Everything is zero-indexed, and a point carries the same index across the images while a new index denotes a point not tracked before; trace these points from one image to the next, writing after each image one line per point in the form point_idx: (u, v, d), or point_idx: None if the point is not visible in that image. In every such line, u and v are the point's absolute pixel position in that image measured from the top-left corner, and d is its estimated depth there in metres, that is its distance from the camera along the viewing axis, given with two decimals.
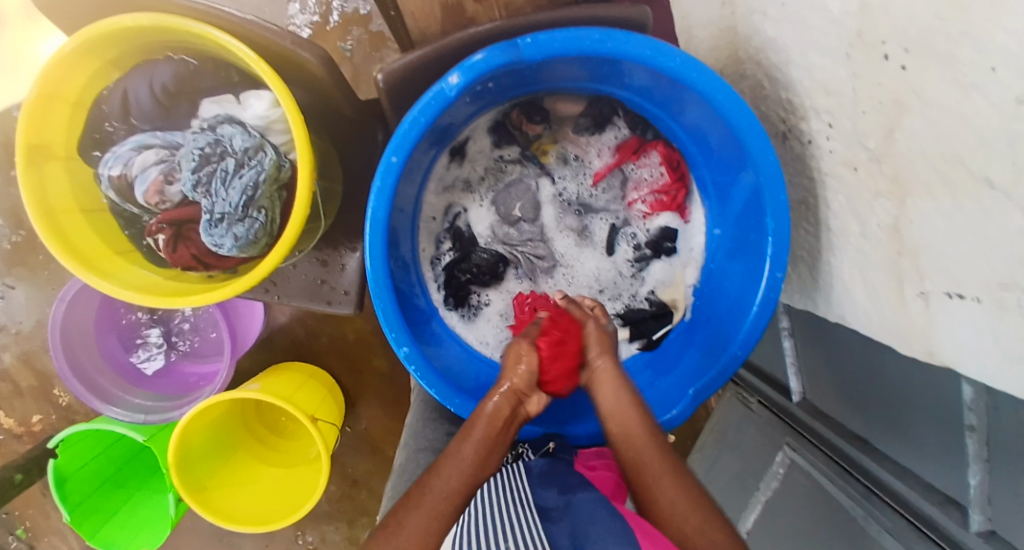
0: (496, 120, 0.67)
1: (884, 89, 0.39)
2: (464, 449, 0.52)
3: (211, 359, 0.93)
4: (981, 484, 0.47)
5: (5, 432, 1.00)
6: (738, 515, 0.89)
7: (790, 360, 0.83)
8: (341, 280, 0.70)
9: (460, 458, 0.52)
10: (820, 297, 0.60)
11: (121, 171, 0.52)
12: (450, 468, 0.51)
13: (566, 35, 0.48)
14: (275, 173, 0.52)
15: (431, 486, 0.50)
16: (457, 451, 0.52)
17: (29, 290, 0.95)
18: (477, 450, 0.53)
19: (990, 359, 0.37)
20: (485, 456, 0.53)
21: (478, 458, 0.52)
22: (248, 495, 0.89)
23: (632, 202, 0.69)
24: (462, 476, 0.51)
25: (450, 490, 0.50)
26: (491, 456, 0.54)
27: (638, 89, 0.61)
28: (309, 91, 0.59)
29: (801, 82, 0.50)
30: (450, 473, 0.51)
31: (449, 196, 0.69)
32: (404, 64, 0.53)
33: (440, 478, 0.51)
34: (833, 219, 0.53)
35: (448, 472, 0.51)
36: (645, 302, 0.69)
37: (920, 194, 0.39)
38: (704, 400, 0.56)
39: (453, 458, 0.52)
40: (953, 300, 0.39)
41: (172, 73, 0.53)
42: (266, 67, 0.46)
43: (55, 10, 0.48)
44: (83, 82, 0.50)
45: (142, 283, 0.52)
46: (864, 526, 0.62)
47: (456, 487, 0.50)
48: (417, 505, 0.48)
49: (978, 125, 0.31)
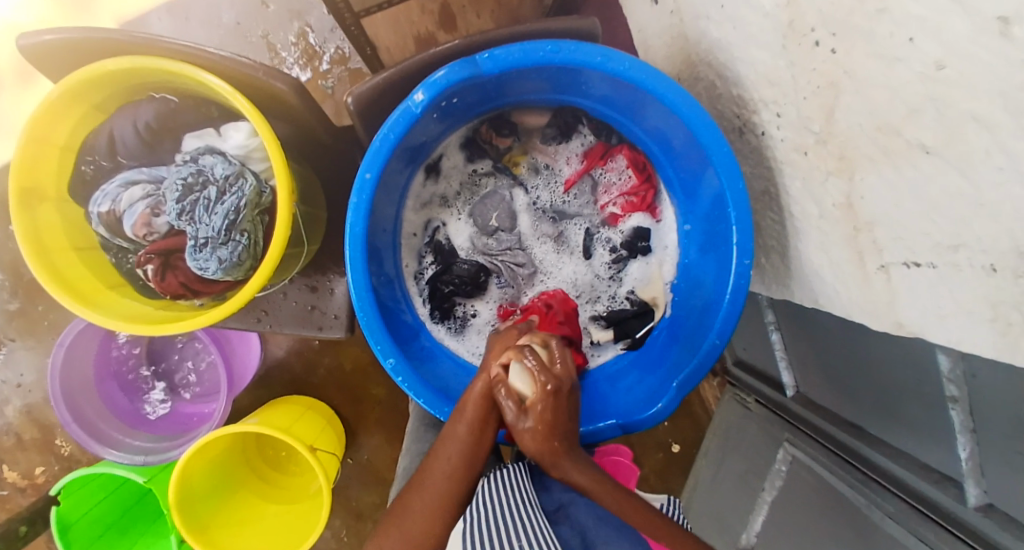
0: (466, 137, 0.71)
1: (819, 73, 0.42)
2: (458, 430, 0.53)
3: (210, 399, 0.94)
4: (972, 455, 0.46)
5: (8, 487, 0.99)
6: (745, 520, 0.85)
7: (781, 353, 0.81)
8: (331, 305, 0.71)
9: (455, 438, 0.52)
10: (794, 283, 0.62)
11: (110, 208, 0.55)
12: (447, 450, 0.52)
13: (520, 49, 0.52)
14: (255, 199, 0.54)
15: (431, 470, 0.51)
16: (453, 431, 0.53)
17: (30, 340, 0.96)
18: (470, 429, 0.53)
19: (952, 322, 0.37)
20: (479, 434, 0.53)
21: (472, 438, 0.53)
22: (253, 533, 0.87)
23: (604, 205, 0.74)
24: (459, 457, 0.52)
25: (448, 470, 0.51)
26: (484, 433, 0.54)
27: (598, 98, 0.64)
28: (290, 123, 0.62)
29: (750, 76, 0.53)
30: (447, 454, 0.52)
31: (427, 212, 0.73)
32: (372, 86, 0.56)
33: (437, 461, 0.52)
34: (794, 205, 0.55)
35: (445, 453, 0.52)
36: (626, 302, 0.73)
37: (866, 169, 0.41)
38: (687, 393, 0.58)
39: (449, 439, 0.53)
40: (912, 269, 0.40)
41: (153, 112, 0.56)
42: (241, 98, 0.48)
43: (44, 63, 0.52)
44: (71, 127, 0.53)
45: (132, 312, 0.54)
46: (868, 515, 0.60)
47: (454, 467, 0.51)
48: (420, 489, 0.50)
49: (906, 94, 0.34)
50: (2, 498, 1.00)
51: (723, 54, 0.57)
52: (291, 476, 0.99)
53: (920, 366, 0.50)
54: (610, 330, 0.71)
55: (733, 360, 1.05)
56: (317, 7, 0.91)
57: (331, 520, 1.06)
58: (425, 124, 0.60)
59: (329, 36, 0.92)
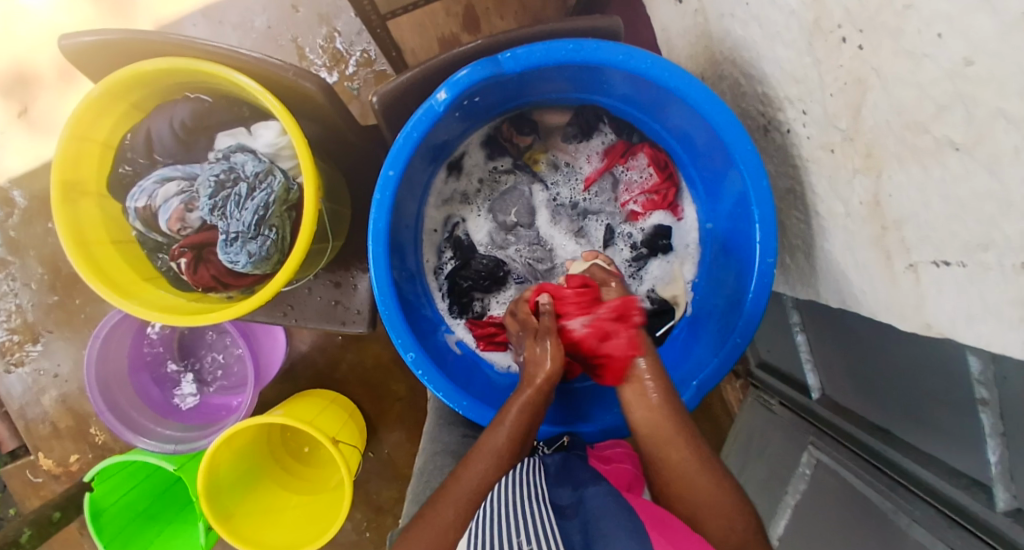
0: (488, 135, 0.72)
1: (845, 70, 0.42)
2: (493, 440, 0.55)
3: (237, 391, 0.97)
4: (1002, 459, 0.45)
5: (44, 473, 1.04)
6: (767, 524, 0.84)
7: (806, 356, 0.80)
8: (354, 300, 0.73)
9: (492, 451, 0.54)
10: (820, 283, 0.61)
11: (146, 203, 0.57)
12: (482, 460, 0.54)
13: (542, 48, 0.52)
14: (283, 195, 0.56)
15: (465, 479, 0.52)
16: (490, 443, 0.55)
17: (67, 333, 1.00)
18: (507, 438, 0.55)
19: (981, 322, 0.36)
20: (515, 447, 0.55)
21: (509, 447, 0.55)
22: (278, 524, 0.89)
23: (625, 202, 0.74)
24: (493, 468, 0.53)
25: (482, 480, 0.52)
26: (523, 444, 0.56)
27: (620, 96, 0.64)
28: (318, 123, 0.64)
29: (775, 73, 0.53)
30: (480, 462, 0.53)
31: (448, 208, 0.74)
32: (397, 85, 0.57)
33: (471, 471, 0.53)
34: (820, 204, 0.55)
35: (478, 464, 0.53)
36: (646, 301, 0.72)
37: (893, 166, 0.41)
38: (706, 392, 0.58)
39: (483, 450, 0.54)
40: (940, 268, 0.39)
41: (189, 111, 0.58)
42: (271, 98, 0.50)
43: (87, 64, 0.54)
44: (110, 125, 0.55)
45: (166, 304, 0.56)
46: (894, 521, 0.58)
47: (486, 477, 0.53)
48: (453, 499, 0.51)
49: (933, 91, 0.33)
50: (38, 484, 1.04)
51: (747, 52, 0.56)
52: (314, 469, 1.01)
53: (951, 368, 0.49)
54: None
55: (757, 362, 1.03)
56: (345, 11, 0.93)
57: (350, 513, 1.08)
58: (448, 123, 0.61)
59: (356, 39, 0.94)
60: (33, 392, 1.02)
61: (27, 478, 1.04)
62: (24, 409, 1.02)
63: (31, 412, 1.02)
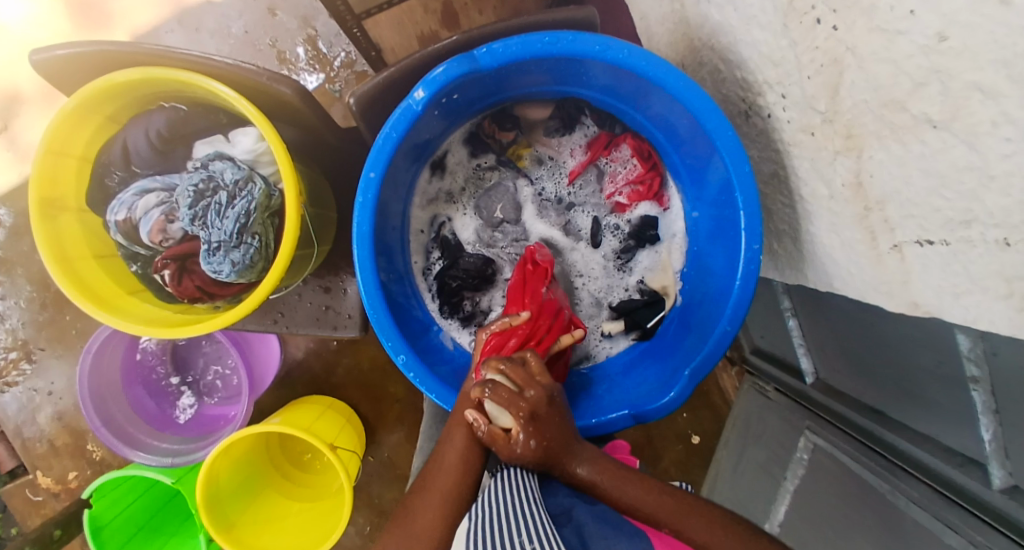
0: (470, 132, 0.72)
1: (821, 51, 0.42)
2: (459, 429, 0.53)
3: (233, 401, 0.96)
4: (995, 436, 0.45)
5: (43, 491, 1.03)
6: (768, 508, 0.84)
7: (799, 339, 0.80)
8: (344, 304, 0.73)
9: (457, 437, 0.52)
10: (808, 268, 0.61)
11: (126, 215, 0.56)
12: (451, 448, 0.52)
13: (518, 41, 0.52)
14: (264, 202, 0.55)
15: (434, 476, 0.51)
16: (454, 431, 0.53)
17: (59, 349, 1.00)
18: (472, 429, 0.52)
19: (969, 298, 0.36)
20: (483, 431, 0.53)
21: (476, 434, 0.52)
22: (280, 532, 0.88)
23: (610, 194, 0.74)
24: (464, 454, 0.51)
25: (451, 469, 0.51)
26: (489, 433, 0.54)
27: (600, 88, 0.64)
28: (299, 127, 0.63)
29: (753, 57, 0.53)
30: (449, 457, 0.51)
31: (434, 208, 0.74)
32: (373, 86, 0.56)
33: (440, 464, 0.51)
34: (804, 187, 0.55)
35: (449, 453, 0.52)
36: (637, 292, 0.73)
37: (874, 146, 0.41)
38: (699, 380, 0.57)
39: (450, 440, 0.52)
40: (924, 246, 0.39)
41: (165, 120, 0.57)
42: (247, 105, 0.50)
43: (58, 78, 0.53)
44: (86, 139, 0.55)
45: (152, 317, 0.55)
46: (892, 501, 0.58)
47: (456, 466, 0.51)
48: (424, 491, 0.49)
49: (909, 69, 0.33)
50: (38, 502, 1.03)
51: (725, 37, 0.56)
52: (314, 475, 1.01)
53: (941, 346, 0.49)
54: (620, 321, 0.71)
55: (751, 347, 1.03)
56: (323, 13, 0.92)
57: (353, 517, 1.08)
58: (427, 122, 0.60)
59: (336, 41, 0.94)
60: (28, 410, 1.01)
61: (25, 496, 1.03)
62: (20, 428, 1.01)
63: (27, 430, 1.01)
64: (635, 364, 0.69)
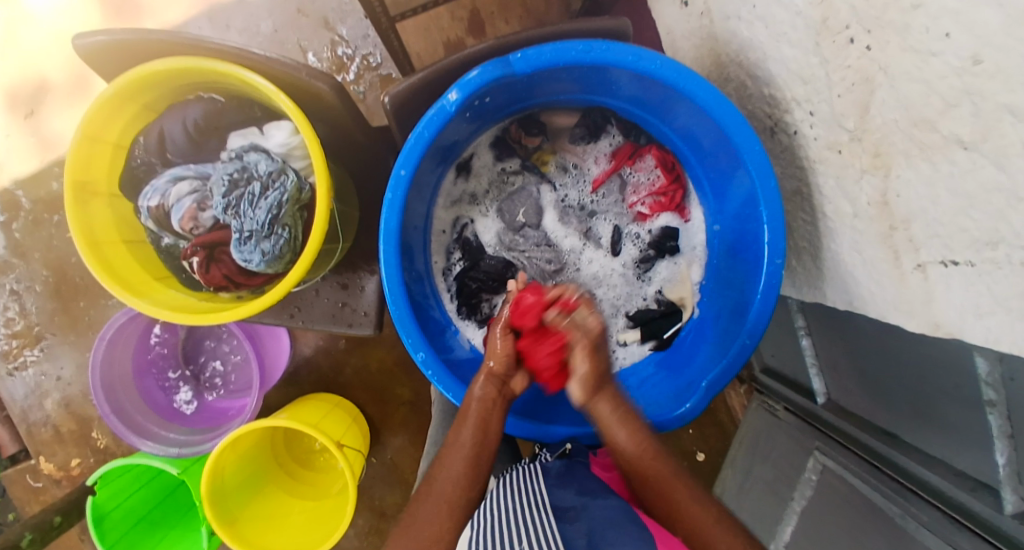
0: (497, 136, 0.73)
1: (853, 70, 0.42)
2: (462, 437, 0.55)
3: (242, 395, 0.96)
4: (1010, 460, 0.45)
5: (45, 478, 1.03)
6: (775, 528, 0.84)
7: (812, 358, 0.80)
8: (361, 302, 0.73)
9: (459, 446, 0.54)
10: (827, 285, 0.61)
11: (158, 202, 0.57)
12: (455, 457, 0.53)
13: (553, 48, 0.53)
14: (296, 195, 0.56)
15: (441, 481, 0.52)
16: (456, 439, 0.55)
17: (70, 335, 1.00)
18: (474, 435, 0.55)
19: (992, 319, 0.36)
20: (483, 439, 0.55)
21: (476, 443, 0.54)
22: (281, 530, 0.88)
23: (633, 204, 0.74)
24: (469, 463, 0.53)
25: (455, 477, 0.52)
26: (489, 439, 0.56)
27: (627, 98, 0.65)
28: (330, 125, 0.65)
29: (781, 75, 0.54)
30: (452, 462, 0.53)
31: (457, 209, 0.74)
32: (408, 86, 0.57)
33: (444, 469, 0.53)
34: (828, 205, 0.55)
35: (451, 461, 0.53)
36: (654, 303, 0.73)
37: (901, 165, 0.41)
38: (716, 393, 0.58)
39: (454, 446, 0.54)
40: (949, 266, 0.39)
41: (201, 111, 0.59)
42: (285, 98, 0.51)
43: (101, 65, 0.55)
44: (123, 125, 0.56)
45: (178, 303, 0.56)
46: (903, 524, 0.58)
47: (460, 474, 0.52)
48: (427, 498, 0.51)
49: (941, 90, 0.34)
50: (39, 489, 1.03)
51: (754, 53, 0.57)
52: (317, 474, 1.00)
53: (959, 368, 0.49)
54: (637, 330, 0.72)
55: (761, 366, 1.03)
56: (351, 16, 0.94)
57: (353, 519, 1.07)
58: (458, 124, 0.61)
59: (362, 44, 0.95)
60: (35, 395, 1.01)
61: (26, 482, 1.03)
62: (25, 412, 1.01)
63: (33, 415, 1.01)
64: (650, 375, 0.69)
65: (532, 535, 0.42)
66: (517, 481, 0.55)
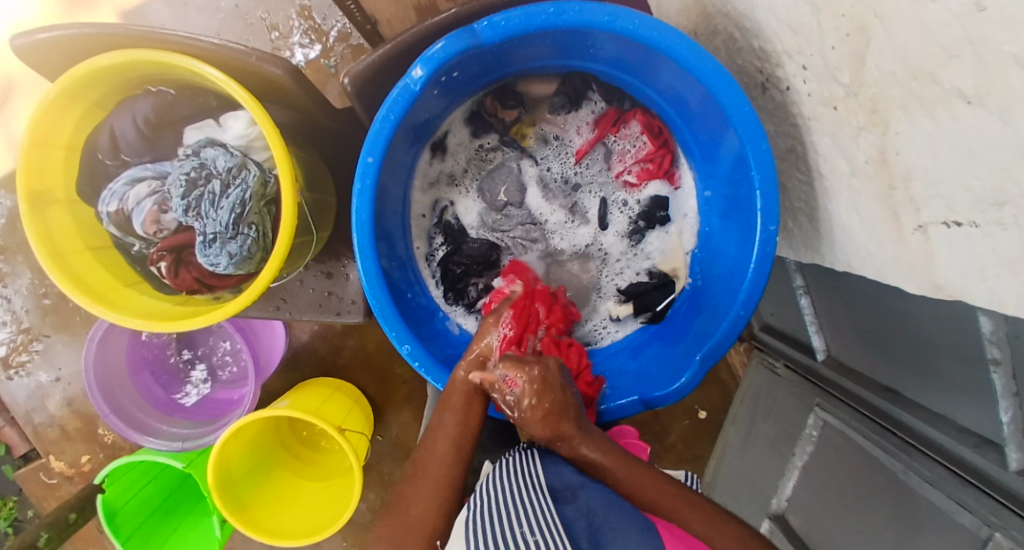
0: (471, 111, 0.69)
1: (847, 18, 0.39)
2: (449, 417, 0.54)
3: (240, 385, 0.97)
4: (1015, 418, 0.44)
5: (58, 475, 1.04)
6: (776, 484, 0.84)
7: (811, 317, 0.78)
8: (347, 290, 0.71)
9: (445, 426, 0.53)
10: (824, 246, 0.59)
11: (118, 207, 0.55)
12: (439, 437, 0.53)
13: (520, 13, 0.49)
14: (260, 190, 0.54)
15: (425, 457, 0.51)
16: (444, 420, 0.54)
17: (64, 336, 1.00)
18: (461, 415, 0.54)
19: (997, 282, 0.34)
20: (471, 421, 0.54)
21: (463, 422, 0.54)
22: (294, 510, 0.90)
23: (619, 173, 0.71)
24: (456, 442, 0.52)
25: (440, 454, 0.51)
26: (476, 420, 0.55)
27: (608, 60, 0.61)
28: (291, 110, 0.61)
29: (771, 25, 0.50)
30: (439, 440, 0.52)
31: (435, 191, 0.71)
32: (368, 65, 0.53)
33: (431, 447, 0.52)
34: (823, 163, 0.52)
35: (437, 440, 0.52)
36: (646, 276, 0.71)
37: (900, 120, 0.38)
38: (711, 365, 0.56)
39: (440, 427, 0.53)
40: (952, 228, 0.37)
41: (152, 106, 0.55)
42: (237, 86, 0.47)
43: (43, 66, 0.51)
44: (72, 127, 0.53)
45: (150, 310, 0.54)
46: (904, 480, 0.58)
47: (446, 452, 0.51)
48: (414, 475, 0.50)
49: (943, 39, 0.31)
50: (53, 485, 1.05)
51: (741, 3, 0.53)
52: (323, 455, 1.02)
53: (960, 328, 0.47)
54: (629, 304, 0.70)
55: (760, 325, 1.02)
56: None
57: (364, 494, 1.10)
58: (427, 101, 0.58)
59: (329, 13, 0.89)
60: (37, 397, 1.02)
61: (41, 480, 1.05)
62: (30, 415, 1.02)
63: (38, 417, 1.02)
64: (644, 347, 0.68)
65: (525, 521, 0.40)
66: (516, 463, 0.53)
